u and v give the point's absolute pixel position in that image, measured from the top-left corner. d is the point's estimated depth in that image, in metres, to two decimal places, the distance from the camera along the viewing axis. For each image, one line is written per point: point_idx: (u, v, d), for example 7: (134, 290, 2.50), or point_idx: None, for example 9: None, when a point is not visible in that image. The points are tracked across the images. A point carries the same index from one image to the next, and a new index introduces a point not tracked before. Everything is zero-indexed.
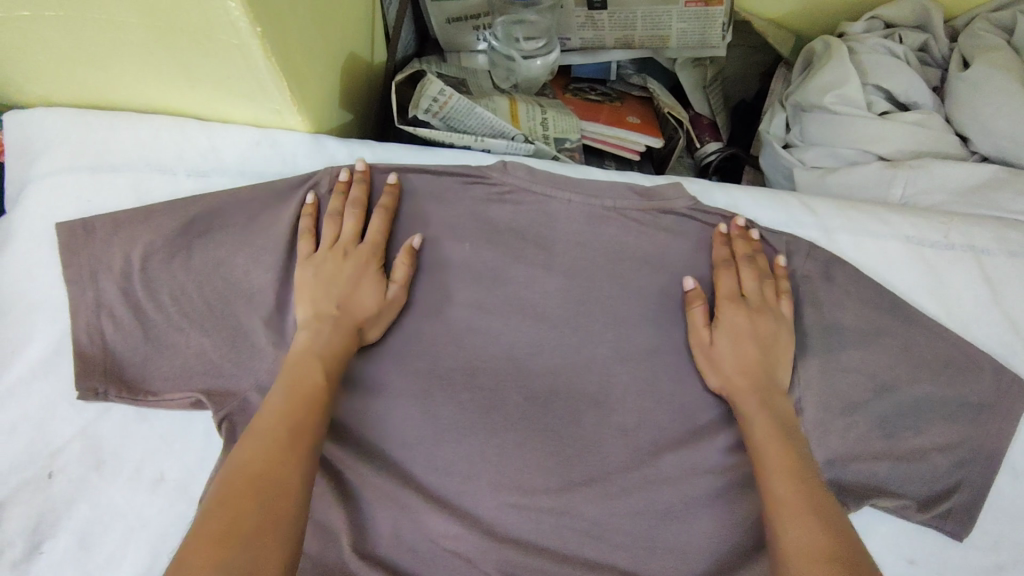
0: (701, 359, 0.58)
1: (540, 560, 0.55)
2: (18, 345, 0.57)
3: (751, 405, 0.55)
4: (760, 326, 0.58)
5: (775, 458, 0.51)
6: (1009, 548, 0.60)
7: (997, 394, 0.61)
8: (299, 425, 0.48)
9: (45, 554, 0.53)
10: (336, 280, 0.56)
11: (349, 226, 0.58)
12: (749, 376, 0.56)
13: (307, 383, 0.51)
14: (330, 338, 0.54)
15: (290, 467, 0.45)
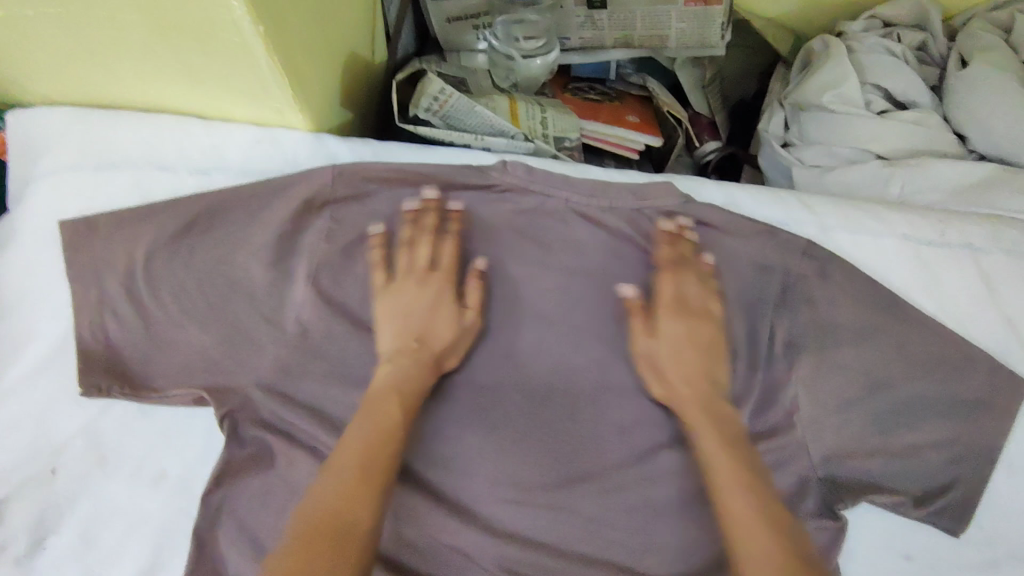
0: (644, 366, 0.59)
1: (539, 554, 0.56)
2: (20, 342, 0.57)
3: (693, 414, 0.56)
4: (699, 337, 0.59)
5: (730, 472, 0.53)
6: (1001, 544, 0.62)
7: (993, 391, 0.61)
8: (372, 463, 0.49)
9: (48, 549, 0.53)
10: (419, 311, 0.57)
11: (422, 251, 0.58)
12: (694, 391, 0.57)
13: (384, 419, 0.52)
14: (409, 371, 0.55)
15: (364, 504, 0.47)
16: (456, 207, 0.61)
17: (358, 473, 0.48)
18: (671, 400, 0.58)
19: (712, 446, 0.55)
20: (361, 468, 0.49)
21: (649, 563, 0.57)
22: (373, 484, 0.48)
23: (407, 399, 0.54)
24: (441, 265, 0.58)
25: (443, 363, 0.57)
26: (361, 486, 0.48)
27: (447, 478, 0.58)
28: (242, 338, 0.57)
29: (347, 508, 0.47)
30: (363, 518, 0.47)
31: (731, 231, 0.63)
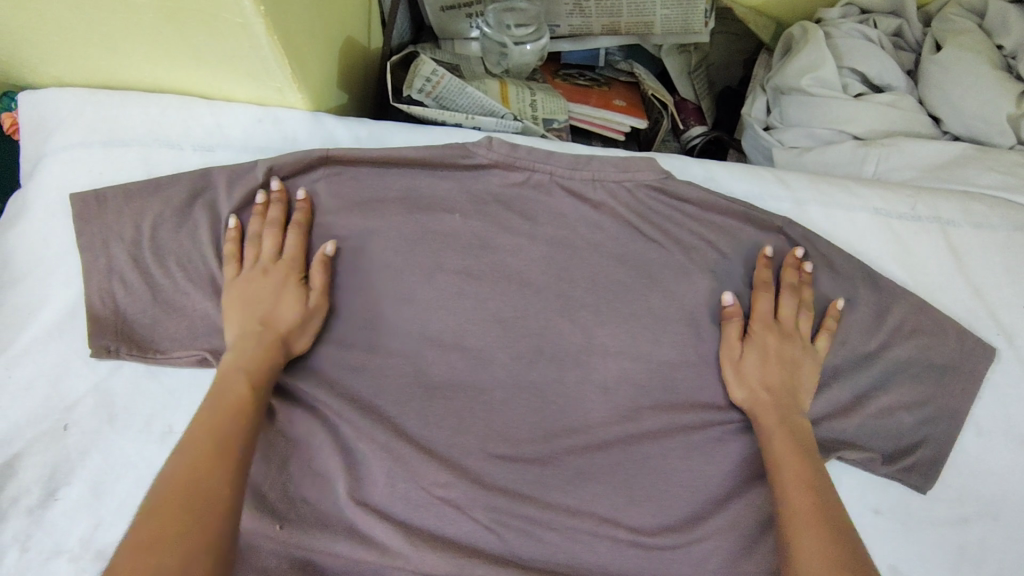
0: (729, 373, 0.62)
1: (526, 506, 0.59)
2: (33, 307, 0.60)
3: (771, 415, 0.59)
4: (783, 353, 0.62)
5: (789, 472, 0.55)
6: (972, 501, 0.63)
7: (961, 355, 0.64)
8: (223, 432, 0.49)
9: (61, 500, 0.56)
10: (265, 296, 0.59)
11: (267, 240, 0.61)
12: (778, 399, 0.60)
13: (230, 396, 0.52)
14: (256, 351, 0.57)
15: (218, 466, 0.47)
16: (450, 185, 0.65)
17: (206, 439, 0.48)
18: (748, 405, 0.61)
19: (779, 449, 0.57)
20: (212, 437, 0.49)
21: (633, 514, 0.59)
22: (224, 450, 0.48)
23: (255, 375, 0.55)
24: (285, 253, 0.61)
25: (293, 344, 0.59)
26: (211, 452, 0.48)
27: (439, 436, 0.61)
28: None
29: (202, 470, 0.46)
30: (218, 479, 0.46)
31: (708, 205, 0.66)
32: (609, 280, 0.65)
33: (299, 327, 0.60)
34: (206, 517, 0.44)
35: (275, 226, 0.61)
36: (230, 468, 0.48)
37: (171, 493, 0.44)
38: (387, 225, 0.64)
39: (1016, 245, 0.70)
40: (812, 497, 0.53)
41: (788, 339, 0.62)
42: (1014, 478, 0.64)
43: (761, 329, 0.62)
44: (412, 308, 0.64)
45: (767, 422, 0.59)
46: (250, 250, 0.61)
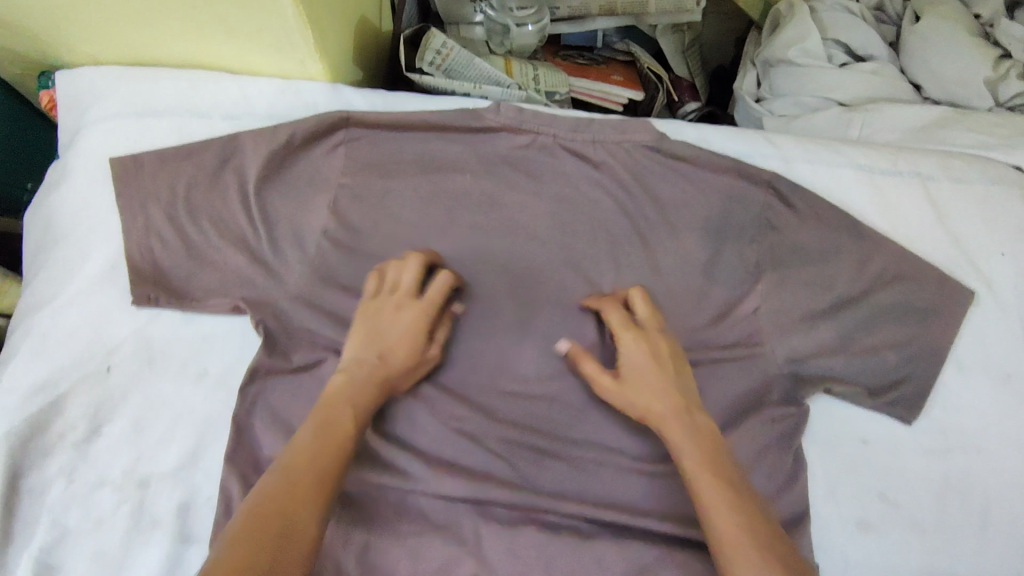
0: (613, 390, 0.60)
1: (535, 437, 0.63)
2: (77, 262, 0.65)
3: (670, 421, 0.56)
4: (657, 351, 0.60)
5: (708, 484, 0.51)
6: (955, 435, 0.67)
7: (940, 299, 0.69)
8: (325, 470, 0.49)
9: (105, 435, 0.60)
10: (403, 331, 0.60)
11: (411, 273, 0.63)
12: (662, 397, 0.58)
13: (336, 428, 0.53)
14: (371, 385, 0.57)
15: (310, 513, 0.46)
16: (460, 148, 0.70)
17: (303, 475, 0.48)
18: (646, 414, 0.58)
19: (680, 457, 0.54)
20: (312, 474, 0.49)
21: (636, 444, 0.64)
22: (320, 499, 0.48)
23: (360, 414, 0.55)
24: (427, 292, 0.62)
25: (395, 387, 0.60)
26: (305, 494, 0.47)
27: (454, 375, 0.66)
28: (271, 259, 0.66)
29: (296, 513, 0.46)
30: (307, 522, 0.46)
31: (699, 163, 0.71)
32: (609, 233, 0.69)
33: (408, 374, 0.60)
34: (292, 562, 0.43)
35: (420, 265, 0.63)
36: (316, 517, 0.47)
37: (261, 531, 0.44)
38: (402, 187, 0.69)
39: (992, 198, 0.74)
40: (717, 504, 0.50)
41: (662, 340, 0.61)
42: (993, 411, 0.67)
43: (624, 334, 0.61)
44: (424, 262, 0.68)
45: (668, 426, 0.56)
46: (400, 275, 0.63)
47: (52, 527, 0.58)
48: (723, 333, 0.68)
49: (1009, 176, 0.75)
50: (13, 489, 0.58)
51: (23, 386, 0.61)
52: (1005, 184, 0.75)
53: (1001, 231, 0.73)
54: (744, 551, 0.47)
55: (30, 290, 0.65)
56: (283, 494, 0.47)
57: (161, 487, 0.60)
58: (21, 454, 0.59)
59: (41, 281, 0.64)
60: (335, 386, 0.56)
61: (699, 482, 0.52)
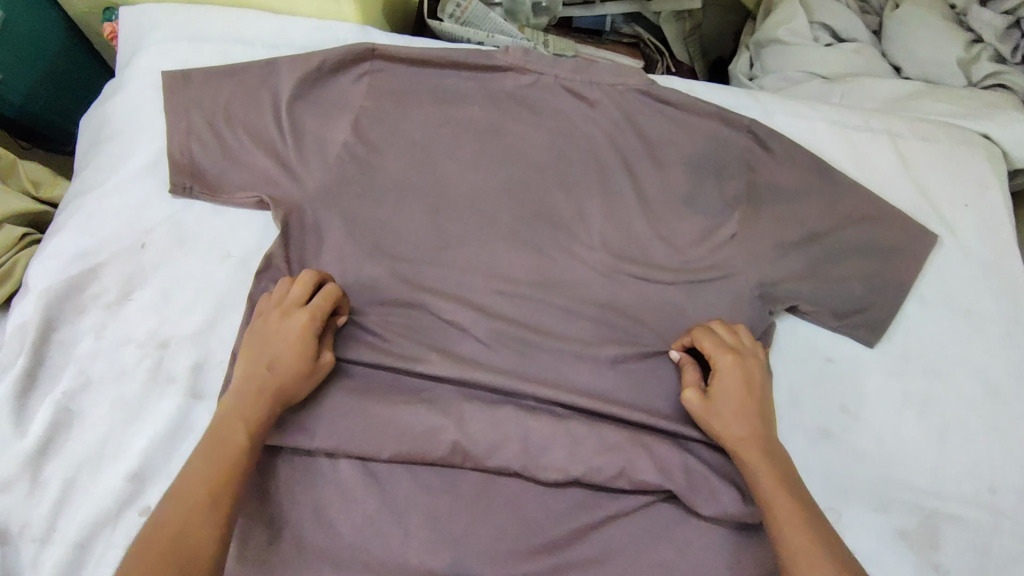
0: (702, 412, 0.62)
1: (522, 331, 0.69)
2: (125, 156, 0.73)
3: (754, 455, 0.59)
4: (753, 381, 0.63)
5: (785, 508, 0.55)
6: (915, 359, 0.72)
7: (904, 239, 0.74)
8: (218, 486, 0.53)
9: (135, 300, 0.67)
10: (289, 342, 0.61)
11: (295, 286, 0.63)
12: (749, 428, 0.60)
13: (228, 444, 0.56)
14: (257, 398, 0.59)
15: (206, 526, 0.51)
16: (471, 84, 0.78)
17: (192, 498, 0.52)
18: (728, 441, 0.61)
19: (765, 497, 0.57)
20: (201, 500, 0.52)
21: (614, 344, 0.69)
22: (217, 510, 0.52)
23: (251, 426, 0.57)
24: (312, 303, 0.63)
25: (290, 396, 0.60)
26: (205, 515, 0.51)
27: (448, 278, 0.71)
28: (295, 163, 0.72)
29: (194, 538, 0.50)
30: (203, 544, 0.50)
31: (685, 108, 0.77)
32: (600, 162, 0.76)
33: (298, 385, 0.61)
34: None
35: (307, 278, 0.64)
36: (217, 530, 0.51)
37: (163, 554, 0.48)
38: (412, 112, 0.77)
39: (958, 156, 0.80)
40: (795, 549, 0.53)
41: (750, 369, 0.63)
42: (953, 340, 0.73)
43: (719, 357, 0.63)
44: (430, 176, 0.75)
45: (750, 463, 0.59)
46: (281, 290, 0.64)
47: (75, 375, 0.64)
48: (702, 254, 0.71)
49: (974, 139, 0.82)
50: (44, 340, 0.65)
51: (65, 254, 0.68)
52: (970, 146, 0.81)
53: (966, 185, 0.79)
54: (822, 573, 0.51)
55: (80, 178, 0.73)
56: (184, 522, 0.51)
57: (178, 349, 0.66)
58: (59, 309, 0.66)
59: (94, 170, 0.73)
60: (222, 408, 0.58)
61: (782, 525, 0.54)
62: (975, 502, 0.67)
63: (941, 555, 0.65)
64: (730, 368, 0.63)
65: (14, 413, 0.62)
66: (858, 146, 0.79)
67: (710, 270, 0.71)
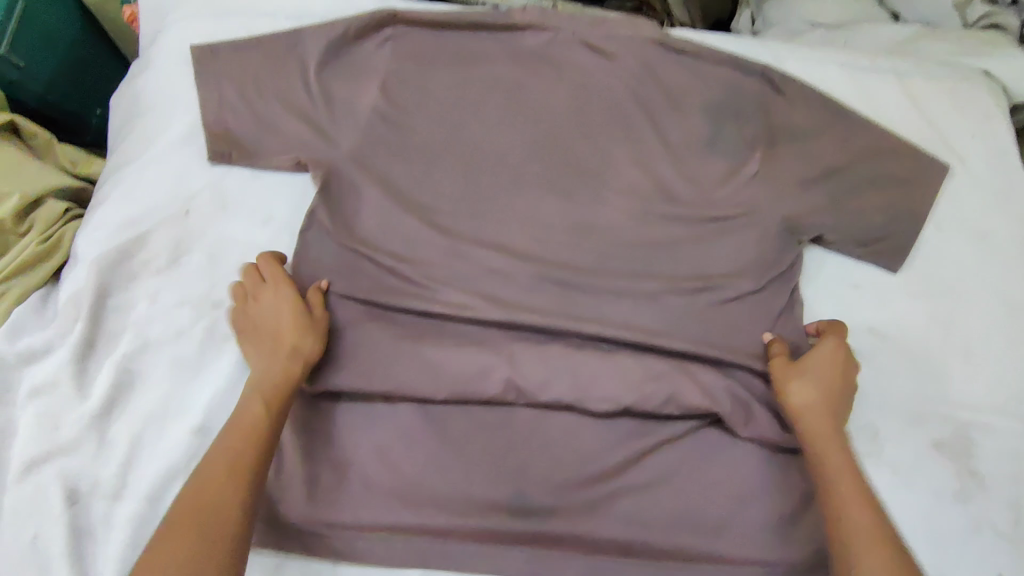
0: (790, 379, 0.63)
1: (561, 274, 0.71)
2: (161, 128, 0.75)
3: (831, 434, 0.60)
4: (846, 373, 0.64)
5: (852, 491, 0.56)
6: (936, 281, 0.75)
7: (918, 168, 0.77)
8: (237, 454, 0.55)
9: (185, 264, 0.70)
10: (281, 313, 0.64)
11: (248, 276, 0.66)
12: (830, 409, 0.61)
13: (245, 416, 0.58)
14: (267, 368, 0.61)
15: (227, 489, 0.53)
16: (492, 44, 0.80)
17: (213, 475, 0.54)
18: (803, 411, 0.62)
19: (834, 477, 0.58)
20: (222, 475, 0.54)
21: (652, 282, 0.71)
22: (238, 472, 0.54)
23: (268, 393, 0.59)
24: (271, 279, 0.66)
25: (307, 353, 0.63)
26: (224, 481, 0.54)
27: (486, 230, 0.73)
28: (328, 125, 0.74)
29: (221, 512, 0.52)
30: (225, 502, 0.52)
31: (700, 57, 0.80)
32: (622, 111, 0.78)
33: (305, 340, 0.63)
34: (220, 551, 0.50)
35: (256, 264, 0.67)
36: (240, 490, 0.54)
37: (186, 520, 0.51)
38: (437, 71, 0.78)
39: (961, 91, 0.83)
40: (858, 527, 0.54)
41: (846, 362, 0.65)
42: (971, 261, 0.76)
43: (827, 342, 0.65)
44: (458, 133, 0.76)
45: (825, 442, 0.60)
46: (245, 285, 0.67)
47: (134, 337, 0.66)
48: (728, 192, 0.74)
49: (977, 76, 0.85)
50: (100, 306, 0.67)
51: (113, 223, 0.70)
52: (972, 81, 0.84)
53: (972, 118, 0.82)
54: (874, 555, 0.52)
55: (119, 153, 0.75)
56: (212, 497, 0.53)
57: (231, 309, 0.68)
58: (113, 275, 0.68)
59: (132, 144, 0.75)
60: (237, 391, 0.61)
61: (849, 505, 0.56)
62: (1003, 411, 0.70)
63: (977, 462, 0.68)
64: (830, 352, 0.65)
65: (76, 376, 0.64)
66: (867, 85, 0.83)
67: (738, 206, 0.73)
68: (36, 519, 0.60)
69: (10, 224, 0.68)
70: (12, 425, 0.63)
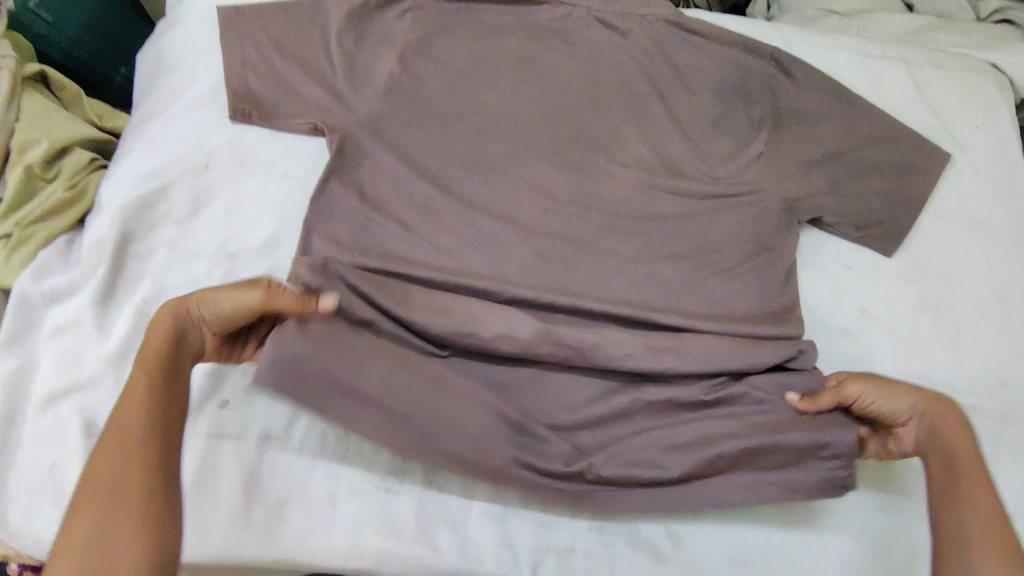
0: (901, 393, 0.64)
1: (564, 245, 0.73)
2: (184, 86, 0.78)
3: (962, 442, 0.59)
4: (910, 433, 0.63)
5: (963, 467, 0.57)
6: (930, 268, 0.77)
7: (921, 159, 0.78)
8: (125, 421, 0.49)
9: (203, 217, 0.73)
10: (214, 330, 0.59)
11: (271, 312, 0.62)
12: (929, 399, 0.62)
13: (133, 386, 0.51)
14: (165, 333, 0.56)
15: (120, 460, 0.47)
16: (508, 18, 0.81)
17: (106, 446, 0.48)
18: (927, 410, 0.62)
19: (954, 472, 0.57)
20: (119, 452, 0.47)
21: (649, 254, 0.73)
22: (127, 439, 0.48)
23: (157, 358, 0.53)
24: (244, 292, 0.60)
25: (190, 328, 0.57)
26: (117, 452, 0.47)
27: (494, 198, 0.75)
28: (347, 91, 0.74)
29: (121, 502, 0.45)
30: (122, 473, 0.46)
31: (712, 38, 0.81)
32: (631, 88, 0.80)
33: (217, 301, 0.57)
34: (124, 511, 0.45)
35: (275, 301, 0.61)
36: (135, 460, 0.47)
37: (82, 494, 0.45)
38: (455, 42, 0.79)
39: (969, 82, 0.84)
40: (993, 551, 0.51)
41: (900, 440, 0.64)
42: (965, 249, 0.78)
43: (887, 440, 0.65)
44: (472, 102, 0.78)
45: (952, 440, 0.59)
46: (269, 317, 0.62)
47: (151, 284, 0.69)
48: (730, 171, 0.76)
49: (984, 68, 0.86)
50: (122, 251, 0.70)
51: (135, 174, 0.73)
52: (981, 73, 0.85)
53: (976, 108, 0.83)
54: (979, 524, 0.53)
55: (144, 109, 0.78)
56: (112, 474, 0.46)
57: (246, 261, 0.72)
58: (133, 224, 0.71)
59: (156, 100, 0.78)
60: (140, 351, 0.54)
61: (970, 490, 0.56)
62: (985, 395, 0.72)
63: None
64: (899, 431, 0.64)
65: (96, 317, 0.68)
66: (875, 72, 0.84)
67: (739, 188, 0.75)
68: (51, 449, 0.63)
69: (38, 170, 0.71)
70: (34, 361, 0.67)
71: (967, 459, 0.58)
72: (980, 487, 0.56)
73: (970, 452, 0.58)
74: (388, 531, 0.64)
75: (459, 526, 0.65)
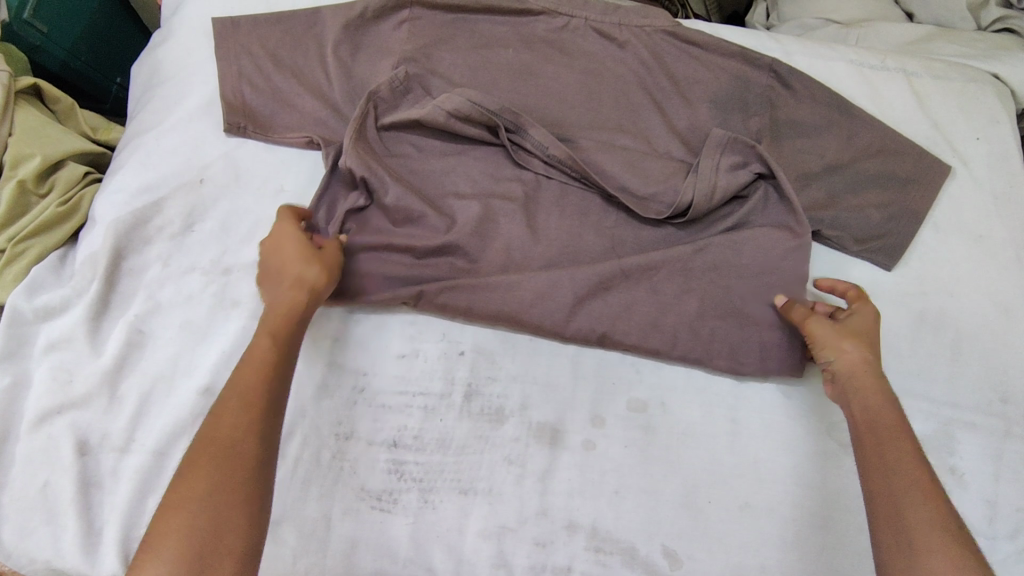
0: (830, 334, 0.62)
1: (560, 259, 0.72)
2: (179, 100, 0.77)
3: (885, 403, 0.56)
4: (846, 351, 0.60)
5: (887, 432, 0.54)
6: (931, 281, 0.76)
7: (920, 171, 0.78)
8: (231, 452, 0.50)
9: (197, 231, 0.72)
10: (274, 270, 0.62)
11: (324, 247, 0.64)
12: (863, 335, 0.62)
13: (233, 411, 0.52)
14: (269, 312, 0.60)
15: (227, 496, 0.48)
16: (505, 28, 0.81)
17: (212, 481, 0.49)
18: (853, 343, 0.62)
19: (880, 437, 0.54)
20: (225, 487, 0.48)
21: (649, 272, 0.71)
22: (232, 470, 0.49)
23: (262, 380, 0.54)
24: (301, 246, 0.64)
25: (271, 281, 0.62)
26: (222, 486, 0.49)
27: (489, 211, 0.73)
28: (343, 105, 0.75)
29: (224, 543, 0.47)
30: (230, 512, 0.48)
31: (711, 48, 0.80)
32: (629, 99, 0.79)
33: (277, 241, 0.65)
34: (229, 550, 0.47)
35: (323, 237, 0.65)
36: (237, 496, 0.49)
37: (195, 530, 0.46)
38: (449, 52, 0.79)
39: (970, 93, 0.84)
40: (932, 525, 0.48)
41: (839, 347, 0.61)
42: (966, 262, 0.77)
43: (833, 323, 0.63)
44: None
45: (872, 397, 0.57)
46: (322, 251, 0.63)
47: (145, 299, 0.69)
48: None
49: (986, 78, 0.85)
50: (117, 266, 0.70)
51: (129, 189, 0.73)
52: (981, 84, 0.84)
53: (978, 119, 0.83)
54: (918, 501, 0.50)
55: (139, 122, 0.78)
56: (216, 510, 0.48)
57: (240, 276, 0.70)
58: (127, 239, 0.71)
59: (151, 112, 0.77)
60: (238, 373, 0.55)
61: (901, 460, 0.52)
62: (985, 410, 0.72)
63: (956, 458, 0.70)
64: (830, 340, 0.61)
65: (89, 333, 0.67)
66: (875, 82, 0.84)
67: (736, 202, 0.74)
68: (43, 467, 0.63)
69: (31, 184, 0.71)
70: (28, 377, 0.66)
71: (891, 418, 0.55)
72: (906, 452, 0.53)
73: (890, 410, 0.56)
74: (381, 549, 0.64)
75: (454, 546, 0.64)
